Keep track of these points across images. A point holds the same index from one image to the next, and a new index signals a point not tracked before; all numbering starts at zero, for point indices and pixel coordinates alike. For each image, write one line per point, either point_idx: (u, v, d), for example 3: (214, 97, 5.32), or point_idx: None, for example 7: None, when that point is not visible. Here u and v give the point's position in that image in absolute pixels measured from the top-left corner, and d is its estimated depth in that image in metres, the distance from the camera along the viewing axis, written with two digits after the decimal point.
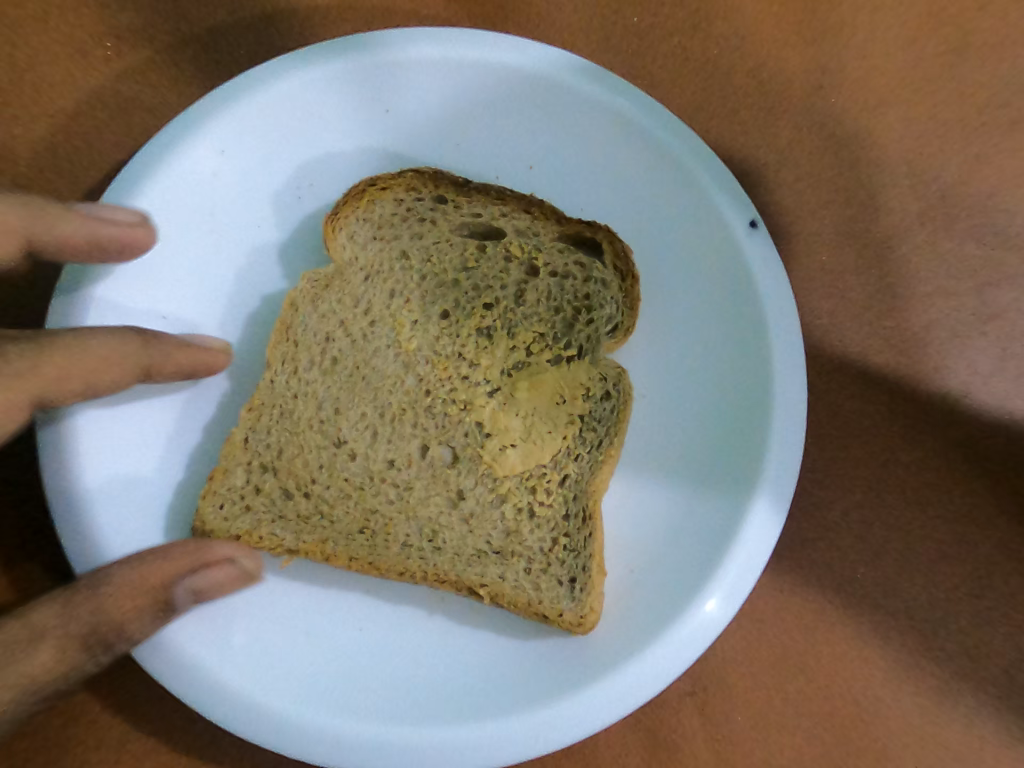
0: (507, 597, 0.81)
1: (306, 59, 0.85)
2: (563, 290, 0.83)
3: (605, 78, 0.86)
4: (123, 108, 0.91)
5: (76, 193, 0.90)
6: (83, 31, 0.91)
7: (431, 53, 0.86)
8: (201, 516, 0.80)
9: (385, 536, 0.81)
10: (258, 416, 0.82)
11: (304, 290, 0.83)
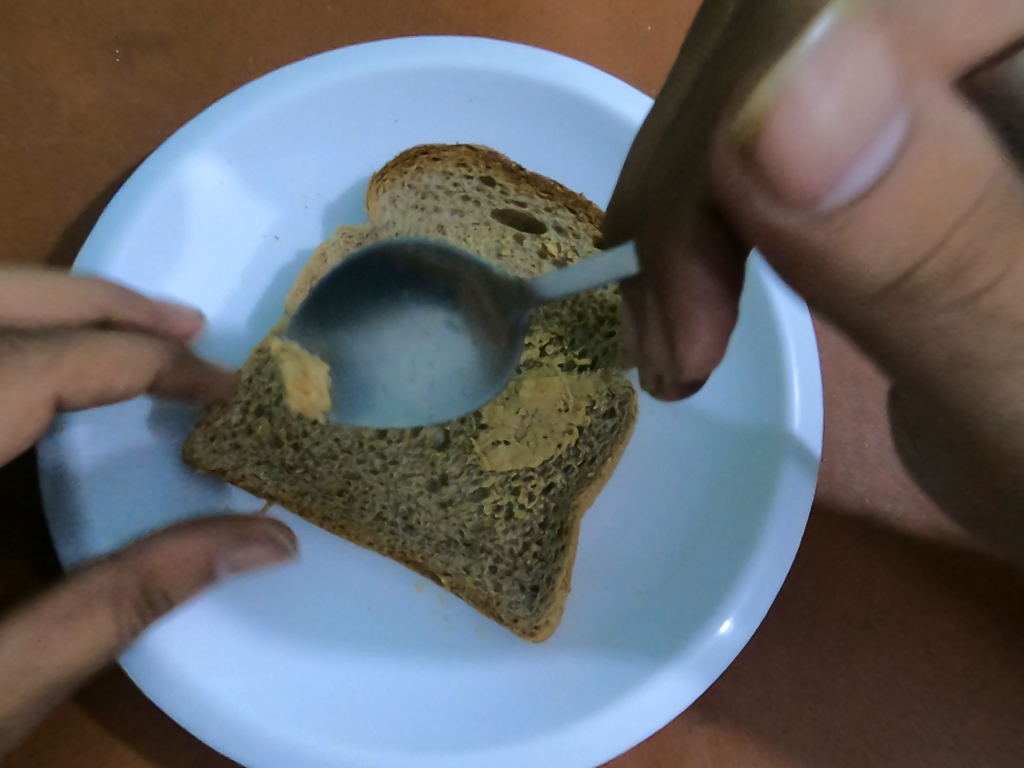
0: (467, 591, 0.81)
1: (320, 65, 0.83)
2: (590, 297, 0.84)
3: (621, 92, 0.86)
4: (129, 116, 0.90)
5: (87, 182, 0.88)
6: (95, 42, 0.92)
7: (446, 63, 0.85)
8: (190, 444, 0.80)
9: (362, 504, 0.83)
10: (266, 359, 0.83)
11: (336, 243, 0.84)
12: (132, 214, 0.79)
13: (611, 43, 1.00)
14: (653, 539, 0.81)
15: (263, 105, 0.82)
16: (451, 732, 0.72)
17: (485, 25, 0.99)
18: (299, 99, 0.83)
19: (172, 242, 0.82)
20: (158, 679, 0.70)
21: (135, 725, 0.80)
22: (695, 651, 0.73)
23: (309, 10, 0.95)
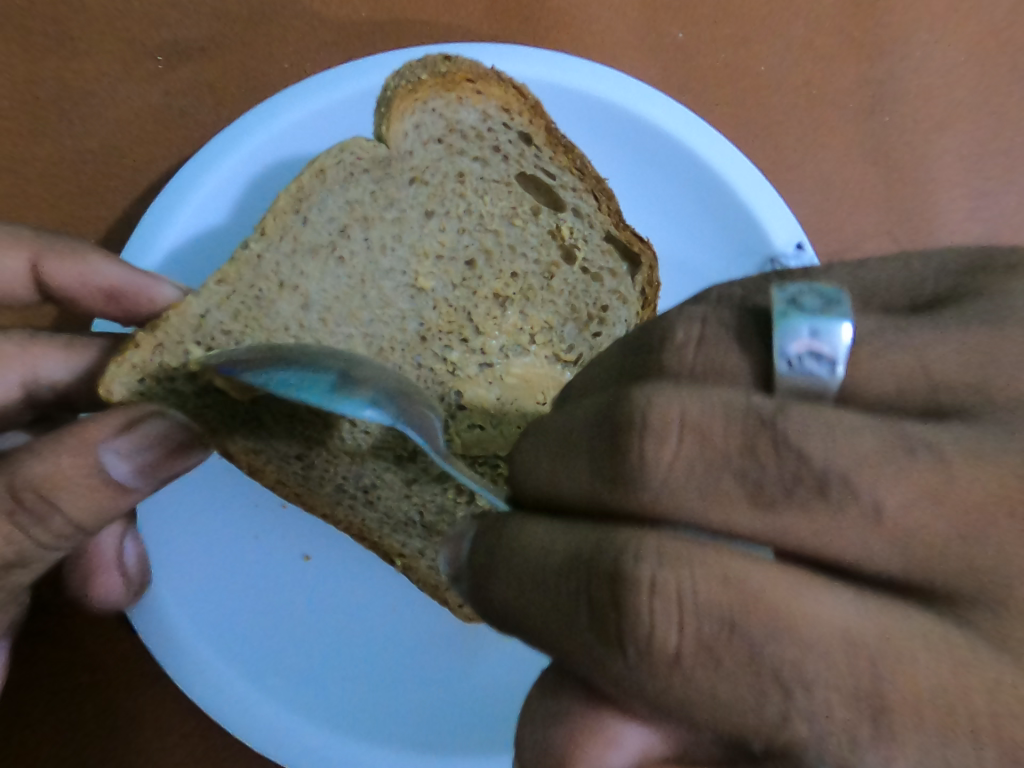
0: (417, 571, 0.74)
1: (355, 71, 0.85)
2: (586, 292, 0.77)
3: (645, 94, 0.90)
4: (167, 121, 0.93)
5: (128, 184, 0.91)
6: (138, 46, 0.94)
7: (478, 66, 0.87)
8: (108, 386, 0.59)
9: (324, 471, 0.69)
10: (228, 291, 0.61)
11: (340, 161, 0.64)
12: (176, 212, 0.83)
13: (647, 46, 1.00)
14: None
15: (298, 109, 0.84)
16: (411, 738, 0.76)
17: (520, 30, 0.99)
18: (327, 105, 0.85)
19: (207, 237, 0.83)
20: (169, 643, 0.74)
21: (161, 708, 0.83)
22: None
23: (343, 20, 0.98)
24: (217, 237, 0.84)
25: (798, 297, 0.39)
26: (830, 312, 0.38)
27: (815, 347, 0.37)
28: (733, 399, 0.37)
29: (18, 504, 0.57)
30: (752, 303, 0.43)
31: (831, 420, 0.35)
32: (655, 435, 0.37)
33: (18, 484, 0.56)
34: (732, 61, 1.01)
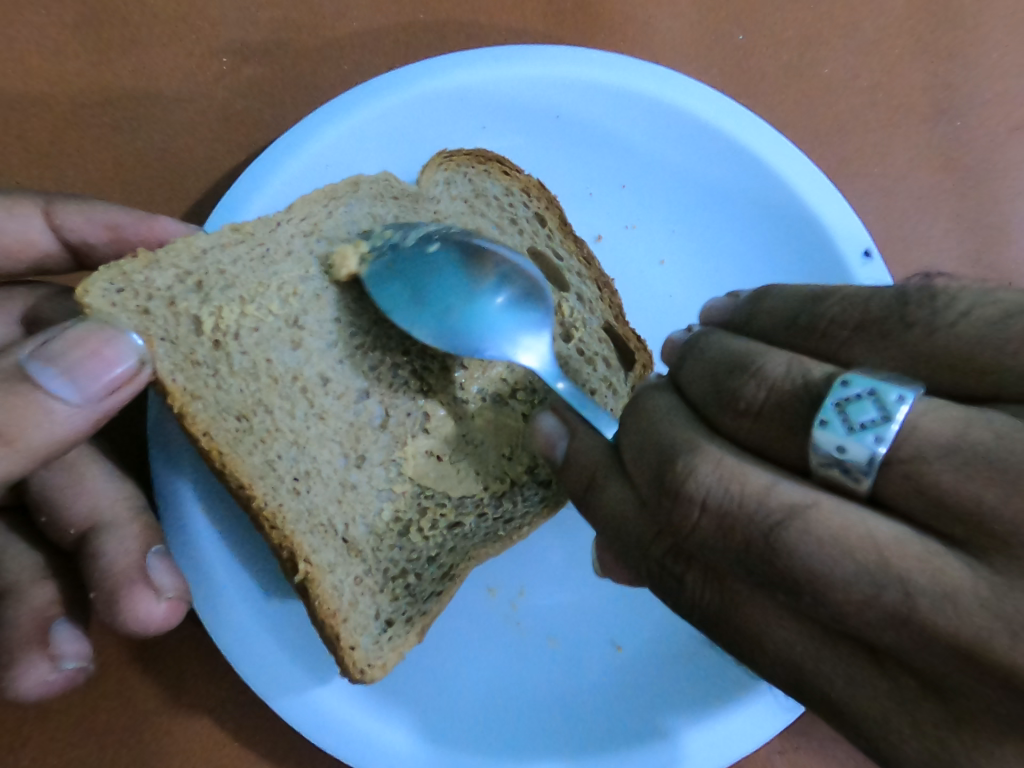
0: (318, 591, 0.63)
1: (416, 76, 0.84)
2: (577, 371, 0.77)
3: (715, 100, 0.89)
4: (230, 121, 0.95)
5: (189, 180, 0.93)
6: (203, 46, 0.96)
7: (534, 70, 0.87)
8: (86, 289, 0.55)
9: (258, 439, 0.62)
10: (241, 241, 0.63)
11: (377, 185, 0.73)
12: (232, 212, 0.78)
13: (706, 45, 0.98)
14: (647, 617, 0.77)
15: (357, 111, 0.83)
16: (489, 731, 0.72)
17: (573, 32, 0.99)
18: (411, 99, 0.84)
19: None
20: (204, 586, 0.69)
21: (173, 722, 0.75)
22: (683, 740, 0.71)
23: (400, 21, 0.99)
24: None
25: (847, 404, 0.39)
26: (869, 435, 0.37)
27: (842, 463, 0.38)
28: (754, 492, 0.40)
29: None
30: (814, 382, 0.42)
31: (837, 530, 0.37)
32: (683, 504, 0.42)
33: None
34: (792, 62, 0.98)
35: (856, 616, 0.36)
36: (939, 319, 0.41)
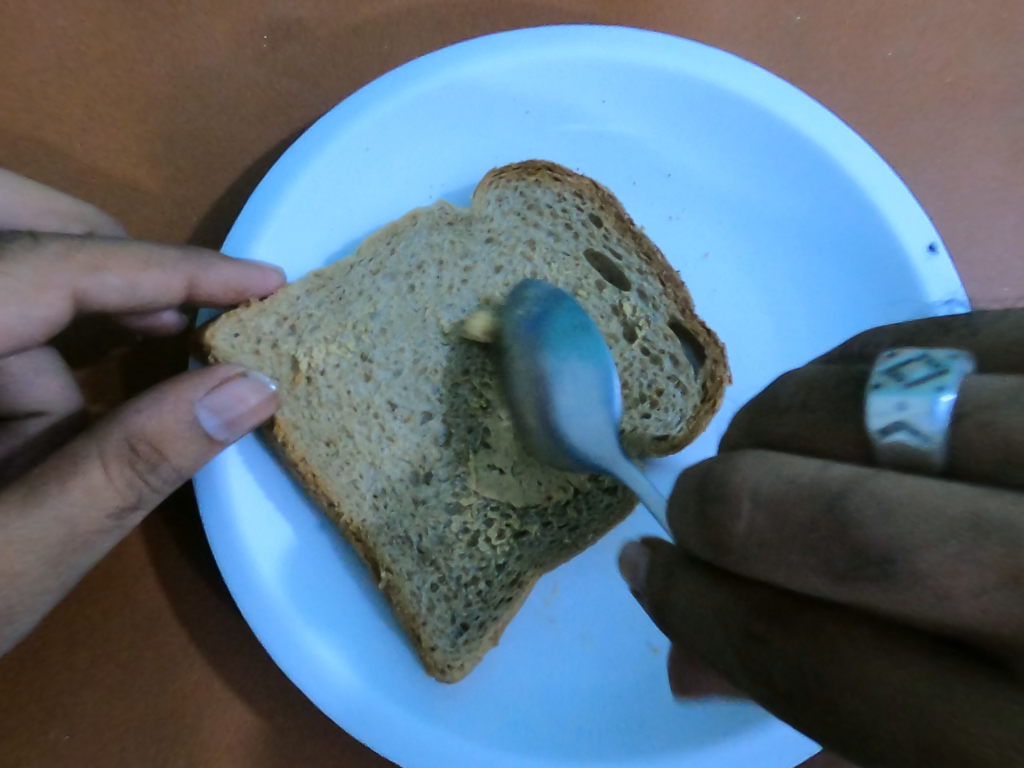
0: (400, 597, 0.64)
1: (459, 57, 0.81)
2: (641, 372, 0.75)
3: (763, 80, 0.84)
4: (272, 104, 0.94)
5: (234, 167, 0.93)
6: (245, 26, 0.95)
7: (582, 52, 0.83)
8: (212, 333, 0.64)
9: (343, 461, 0.67)
10: (323, 287, 0.68)
11: (433, 214, 0.74)
12: (270, 197, 0.77)
13: (760, 25, 0.94)
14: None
15: (398, 94, 0.80)
16: (508, 725, 0.65)
17: (624, 14, 0.95)
18: (450, 86, 0.81)
19: (303, 228, 0.79)
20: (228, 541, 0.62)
21: (217, 717, 0.72)
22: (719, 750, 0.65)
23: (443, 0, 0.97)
24: (319, 227, 0.80)
25: (902, 371, 0.42)
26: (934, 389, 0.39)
27: (906, 421, 0.39)
28: (808, 475, 0.39)
29: (136, 456, 0.53)
30: (846, 373, 0.46)
31: (905, 495, 0.36)
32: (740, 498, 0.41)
33: (133, 436, 0.53)
34: (851, 45, 0.93)
35: (960, 586, 0.33)
36: (981, 324, 0.46)
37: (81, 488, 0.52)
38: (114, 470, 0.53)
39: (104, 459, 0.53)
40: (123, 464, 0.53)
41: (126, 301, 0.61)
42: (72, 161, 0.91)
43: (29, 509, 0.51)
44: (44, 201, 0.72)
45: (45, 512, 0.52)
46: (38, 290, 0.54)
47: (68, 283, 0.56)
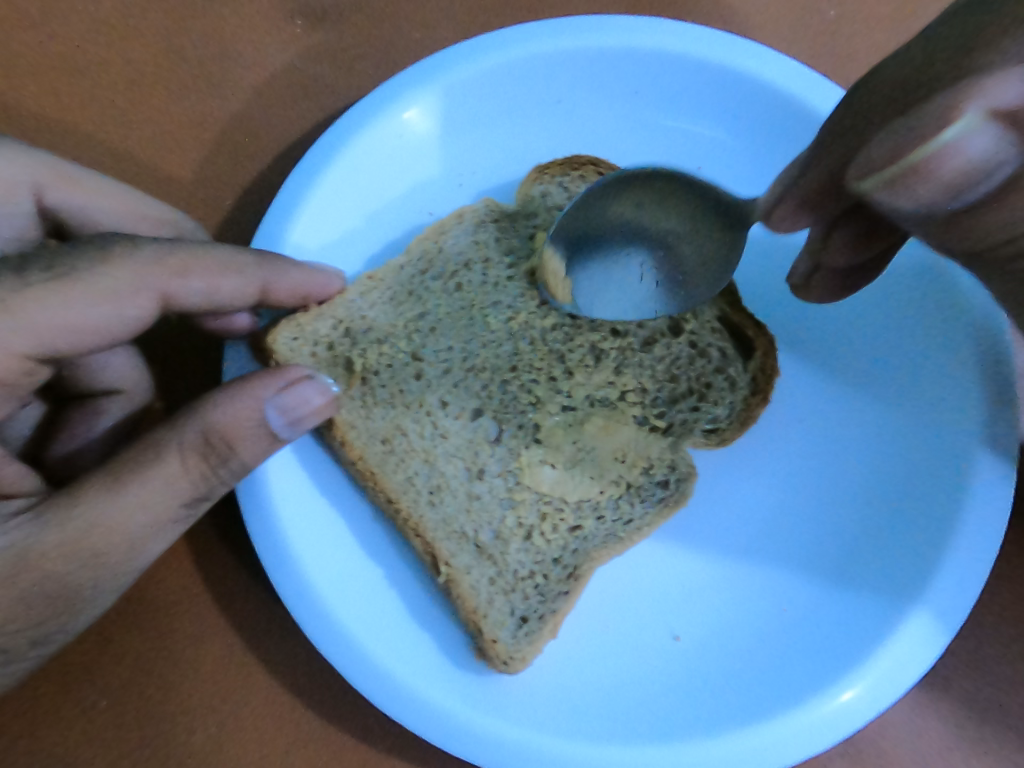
0: (460, 589, 0.68)
1: (493, 44, 0.80)
2: (690, 365, 0.75)
3: (792, 69, 0.82)
4: (305, 88, 0.92)
5: (264, 150, 0.90)
6: (278, 11, 0.94)
7: (617, 42, 0.82)
8: (274, 337, 0.70)
9: (399, 458, 0.71)
10: (376, 289, 0.73)
11: (479, 212, 0.77)
12: (299, 183, 0.75)
13: (796, 20, 0.95)
14: (744, 595, 0.71)
15: (432, 81, 0.79)
16: (535, 706, 0.66)
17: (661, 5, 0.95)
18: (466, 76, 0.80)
19: (332, 212, 0.77)
20: (274, 528, 0.67)
21: (262, 703, 0.73)
22: (875, 664, 0.66)
23: None
24: (349, 211, 0.78)
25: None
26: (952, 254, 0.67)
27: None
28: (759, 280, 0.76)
29: (209, 449, 0.56)
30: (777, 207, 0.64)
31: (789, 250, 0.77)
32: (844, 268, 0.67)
33: (208, 429, 0.56)
34: (888, 39, 0.94)
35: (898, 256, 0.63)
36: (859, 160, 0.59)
37: (160, 477, 0.55)
38: (191, 462, 0.56)
39: (182, 450, 0.55)
40: (198, 457, 0.56)
41: (207, 304, 0.61)
42: (102, 147, 0.89)
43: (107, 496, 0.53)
44: (137, 207, 0.69)
45: (122, 501, 0.54)
46: (130, 292, 0.56)
47: (157, 287, 0.58)
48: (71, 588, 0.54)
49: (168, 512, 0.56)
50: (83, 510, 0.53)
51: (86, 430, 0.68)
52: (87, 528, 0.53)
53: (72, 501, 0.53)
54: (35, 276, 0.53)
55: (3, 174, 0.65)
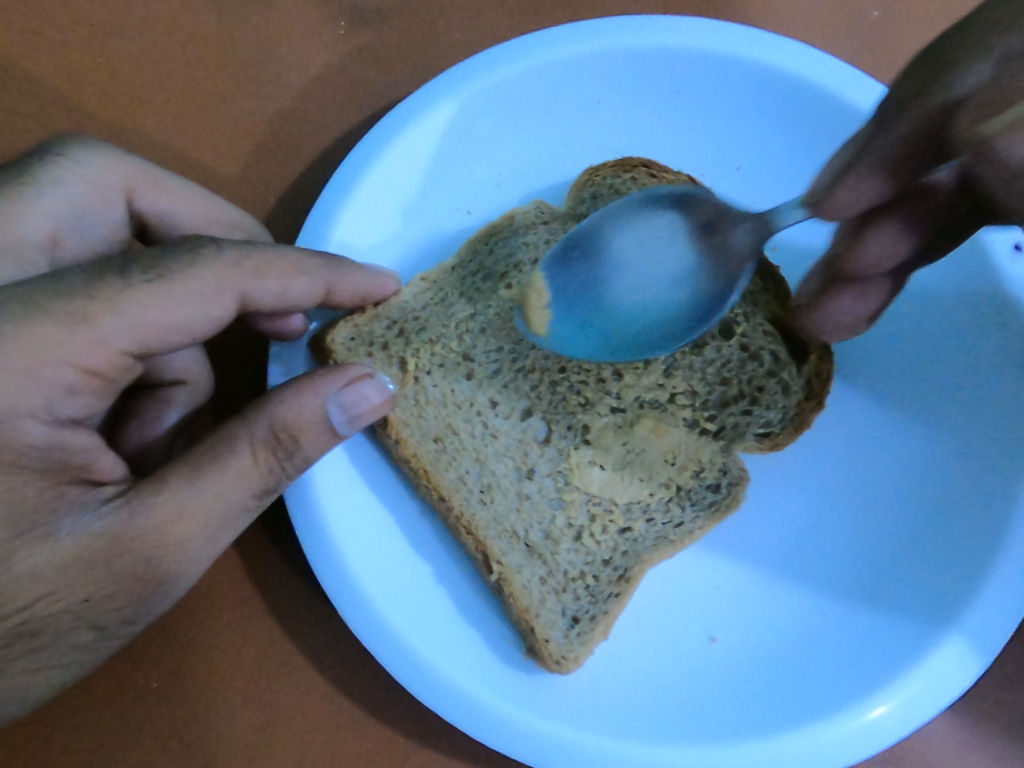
0: (512, 587, 0.69)
1: (534, 43, 0.77)
2: (742, 368, 0.75)
3: (841, 69, 0.76)
4: (350, 86, 0.93)
5: (310, 149, 0.91)
6: (324, 10, 0.94)
7: (662, 39, 0.78)
8: (333, 337, 0.72)
9: (450, 457, 0.72)
10: (428, 291, 0.75)
11: (529, 214, 0.78)
12: (340, 186, 0.74)
13: (843, 19, 0.94)
14: (785, 597, 0.72)
15: (472, 81, 0.77)
16: (585, 711, 0.66)
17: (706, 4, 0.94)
18: (497, 82, 0.77)
19: (369, 214, 0.76)
20: (322, 524, 0.67)
21: (309, 695, 0.74)
22: (898, 690, 0.65)
23: None
24: (389, 212, 0.77)
25: None
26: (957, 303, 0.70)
27: None
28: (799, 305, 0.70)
29: (277, 444, 0.57)
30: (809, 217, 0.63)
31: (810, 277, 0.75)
32: (865, 291, 0.64)
33: (277, 425, 0.57)
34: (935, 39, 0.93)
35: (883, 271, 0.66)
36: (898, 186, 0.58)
37: (232, 470, 0.56)
38: (260, 457, 0.57)
39: (250, 444, 0.57)
40: (266, 452, 0.57)
41: (277, 304, 0.63)
42: (154, 144, 0.89)
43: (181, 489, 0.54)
44: (217, 211, 0.70)
45: (193, 494, 0.55)
46: (214, 294, 0.58)
47: (238, 289, 0.59)
48: (142, 578, 0.55)
49: (236, 506, 0.57)
50: (157, 503, 0.54)
51: (157, 421, 0.70)
52: (162, 520, 0.54)
53: (150, 494, 0.54)
54: (137, 276, 0.54)
55: (98, 177, 0.66)
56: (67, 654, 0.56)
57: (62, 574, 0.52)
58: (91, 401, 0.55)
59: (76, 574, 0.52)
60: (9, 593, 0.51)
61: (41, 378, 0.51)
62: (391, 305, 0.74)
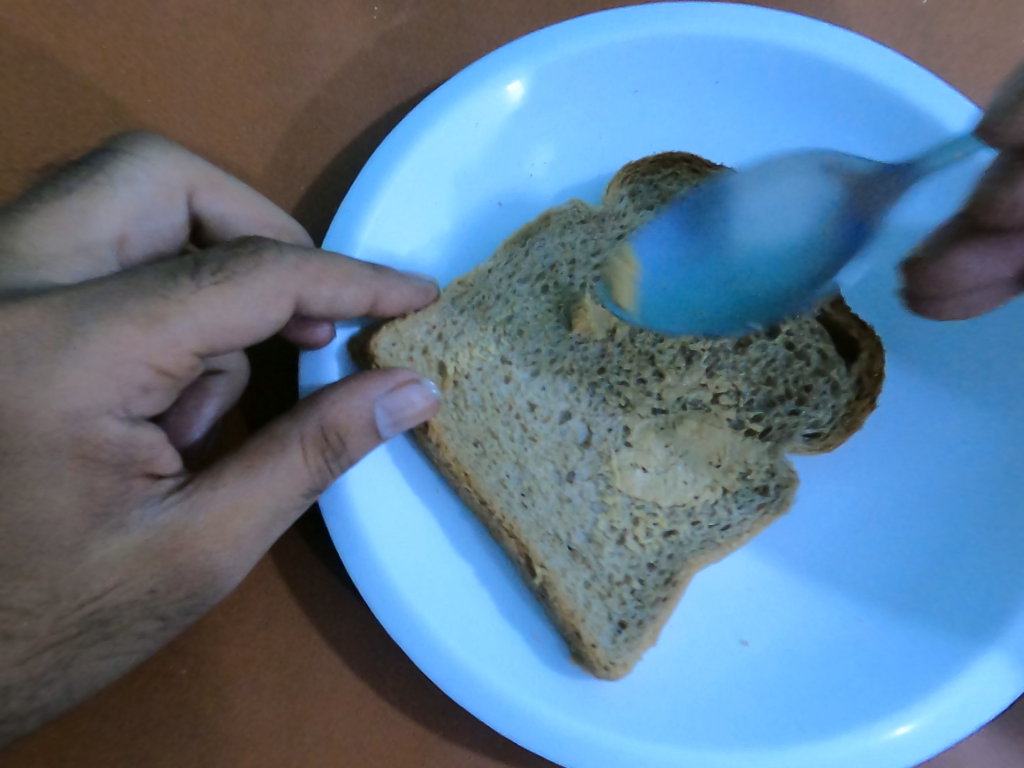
0: (556, 591, 0.68)
1: (572, 31, 0.75)
2: (787, 367, 0.73)
3: (894, 61, 0.73)
4: (382, 71, 0.90)
5: (341, 133, 0.89)
6: None
7: (705, 25, 0.75)
8: (376, 343, 0.71)
9: (491, 461, 0.72)
10: (465, 294, 0.74)
11: (565, 214, 0.76)
12: (367, 175, 0.72)
13: None
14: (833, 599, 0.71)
15: (505, 71, 0.75)
16: (631, 718, 0.64)
17: None
18: (530, 73, 0.76)
19: (396, 205, 0.74)
20: (356, 532, 0.65)
21: (351, 694, 0.73)
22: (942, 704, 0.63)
23: None
24: (419, 203, 0.75)
25: None
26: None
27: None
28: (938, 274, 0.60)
29: (326, 444, 0.57)
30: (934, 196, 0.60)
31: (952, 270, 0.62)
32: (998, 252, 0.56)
33: (327, 425, 0.57)
34: None
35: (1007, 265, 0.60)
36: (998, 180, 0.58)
37: (284, 469, 0.56)
38: (310, 458, 0.56)
39: (297, 445, 0.56)
40: (317, 454, 0.57)
41: (327, 311, 0.63)
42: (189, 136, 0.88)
43: (237, 487, 0.54)
44: (271, 215, 0.70)
45: (248, 494, 0.55)
46: (273, 297, 0.58)
47: (295, 291, 0.59)
48: (197, 577, 0.54)
49: (289, 505, 0.57)
50: (212, 501, 0.54)
51: (191, 425, 0.69)
52: (217, 519, 0.54)
53: (204, 492, 0.54)
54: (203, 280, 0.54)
55: (166, 176, 0.67)
56: (129, 649, 0.56)
57: (120, 570, 0.51)
58: (151, 400, 0.54)
59: (141, 567, 0.52)
60: (69, 587, 0.50)
61: (92, 372, 0.50)
62: (430, 310, 0.73)
